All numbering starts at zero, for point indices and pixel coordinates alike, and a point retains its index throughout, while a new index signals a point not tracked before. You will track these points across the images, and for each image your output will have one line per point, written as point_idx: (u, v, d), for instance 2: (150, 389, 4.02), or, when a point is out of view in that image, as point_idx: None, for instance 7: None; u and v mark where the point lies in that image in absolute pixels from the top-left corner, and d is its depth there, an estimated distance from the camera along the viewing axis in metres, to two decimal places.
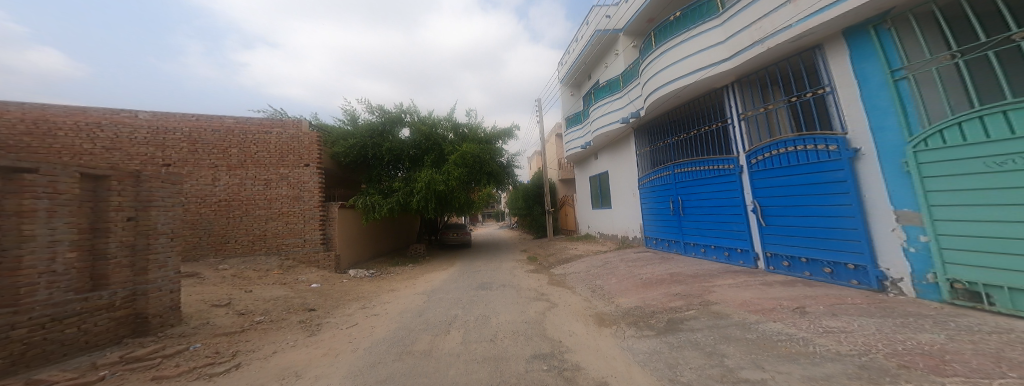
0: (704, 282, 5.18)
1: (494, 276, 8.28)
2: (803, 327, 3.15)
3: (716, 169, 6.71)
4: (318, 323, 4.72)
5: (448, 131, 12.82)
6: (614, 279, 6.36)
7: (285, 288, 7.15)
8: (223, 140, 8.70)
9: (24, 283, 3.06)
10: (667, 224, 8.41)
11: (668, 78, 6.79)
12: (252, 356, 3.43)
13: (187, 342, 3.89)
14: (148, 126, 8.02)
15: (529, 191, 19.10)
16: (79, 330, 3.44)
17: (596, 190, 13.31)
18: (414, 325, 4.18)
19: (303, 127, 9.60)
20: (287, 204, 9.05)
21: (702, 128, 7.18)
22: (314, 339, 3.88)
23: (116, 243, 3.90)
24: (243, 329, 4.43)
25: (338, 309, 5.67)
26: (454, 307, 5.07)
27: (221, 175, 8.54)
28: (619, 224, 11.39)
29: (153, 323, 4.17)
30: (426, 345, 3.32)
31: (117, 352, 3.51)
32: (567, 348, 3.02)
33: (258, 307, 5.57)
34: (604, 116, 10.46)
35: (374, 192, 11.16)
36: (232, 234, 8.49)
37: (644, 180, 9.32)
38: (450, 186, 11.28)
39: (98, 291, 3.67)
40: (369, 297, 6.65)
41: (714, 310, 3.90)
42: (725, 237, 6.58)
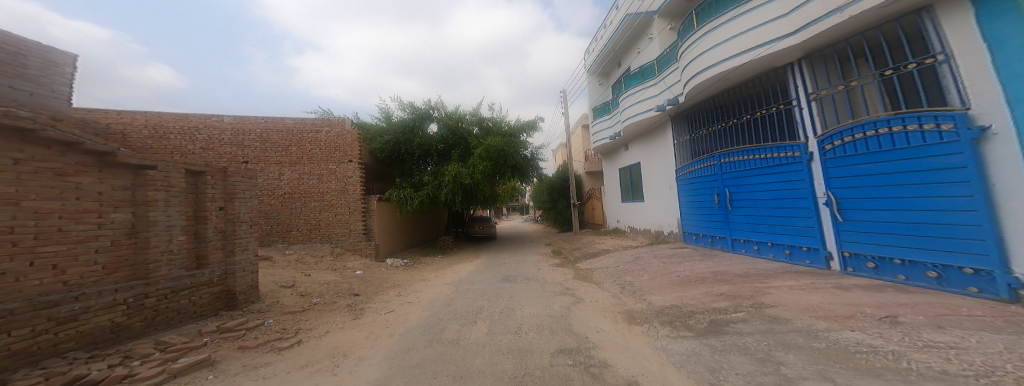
0: (758, 283, 4.73)
1: (517, 269, 8.34)
2: (896, 339, 2.73)
3: (779, 157, 6.02)
4: (362, 307, 5.17)
5: (472, 126, 12.98)
6: (647, 276, 6.07)
7: (335, 273, 7.90)
8: (285, 139, 9.69)
9: (151, 260, 3.75)
10: (711, 219, 7.76)
11: (715, 60, 6.19)
12: (310, 334, 3.85)
13: (263, 317, 4.49)
14: (231, 128, 9.20)
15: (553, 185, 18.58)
16: (190, 301, 4.15)
17: (627, 182, 12.68)
18: (448, 314, 4.34)
19: (347, 126, 10.32)
20: (335, 197, 9.89)
21: (757, 113, 6.47)
22: (359, 322, 4.25)
23: (212, 229, 4.56)
24: (305, 309, 5.00)
25: (377, 295, 6.12)
26: (482, 298, 5.21)
27: (285, 171, 9.57)
28: (654, 218, 10.72)
29: (239, 298, 4.83)
30: (454, 334, 3.46)
31: (216, 322, 4.17)
32: (593, 344, 2.97)
33: (315, 290, 6.23)
34: (636, 105, 9.85)
35: (406, 185, 11.76)
36: (294, 223, 9.52)
37: (683, 171, 8.68)
38: (475, 180, 11.45)
39: (201, 269, 4.36)
40: (403, 285, 7.10)
41: (769, 314, 3.56)
42: (787, 233, 5.93)
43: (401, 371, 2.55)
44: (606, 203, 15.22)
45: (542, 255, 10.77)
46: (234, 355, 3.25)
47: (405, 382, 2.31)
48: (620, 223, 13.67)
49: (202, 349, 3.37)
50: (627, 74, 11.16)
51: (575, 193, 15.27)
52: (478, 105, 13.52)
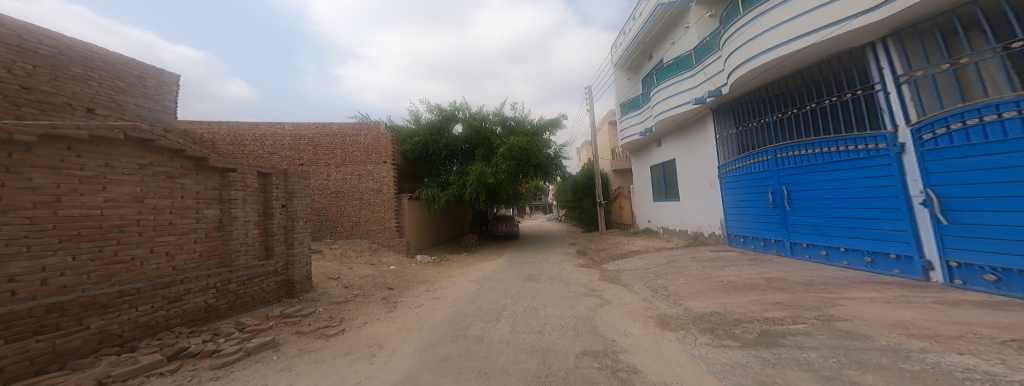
0: (828, 293, 4.23)
1: (541, 268, 8.24)
2: (1021, 363, 2.26)
3: (858, 150, 5.18)
4: (395, 300, 5.44)
5: (495, 126, 13.09)
6: (683, 280, 5.71)
7: (373, 267, 8.41)
8: (331, 143, 10.48)
9: (233, 250, 4.50)
10: (768, 219, 7.01)
11: (769, 46, 5.65)
12: (351, 323, 4.14)
13: (314, 306, 4.89)
14: (292, 134, 10.15)
15: (578, 184, 17.87)
16: (261, 287, 4.86)
17: (660, 180, 12.04)
18: (475, 310, 4.43)
19: (382, 129, 10.85)
20: (372, 196, 10.49)
21: (825, 101, 5.78)
22: (393, 315, 4.49)
23: (278, 225, 5.24)
24: (348, 300, 5.38)
25: (408, 289, 6.40)
26: (506, 296, 5.24)
27: (331, 172, 10.36)
28: (690, 218, 10.10)
29: (298, 287, 5.42)
30: (479, 331, 3.51)
31: (279, 307, 4.83)
32: (622, 348, 2.86)
33: (356, 282, 6.68)
34: (668, 100, 9.42)
35: (434, 184, 12.15)
36: (338, 220, 10.28)
37: (731, 167, 7.95)
38: (498, 179, 11.49)
39: (269, 259, 5.06)
40: (431, 281, 7.36)
41: (841, 328, 3.18)
42: (868, 237, 5.08)
43: (430, 364, 2.65)
44: (636, 202, 14.61)
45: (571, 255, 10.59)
46: (293, 339, 3.61)
47: (433, 375, 2.40)
48: (652, 223, 13.04)
49: (270, 331, 3.79)
50: (659, 67, 10.60)
51: (600, 192, 14.75)
52: (501, 104, 13.60)
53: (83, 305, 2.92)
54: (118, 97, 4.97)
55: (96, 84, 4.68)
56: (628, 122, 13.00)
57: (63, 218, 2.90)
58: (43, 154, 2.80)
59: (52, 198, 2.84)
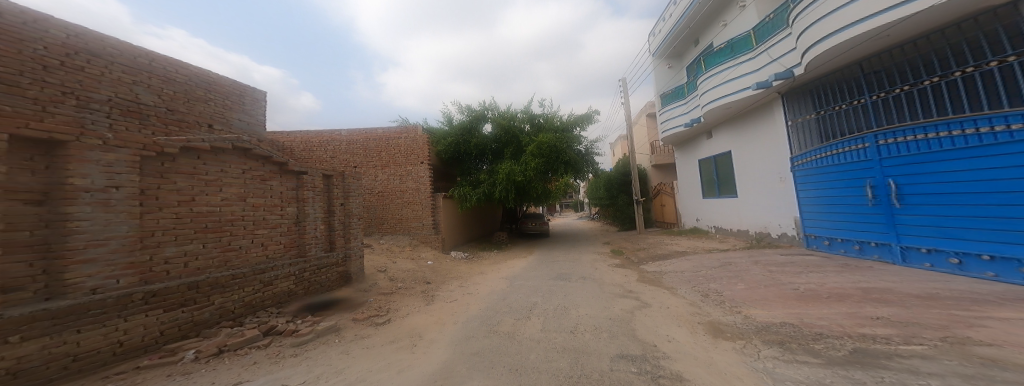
0: (967, 311, 3.34)
1: (573, 267, 8.04)
2: None
3: (1001, 131, 4.08)
4: (433, 294, 5.71)
5: (522, 124, 13.03)
6: (736, 285, 5.18)
7: (412, 262, 8.89)
8: (377, 146, 11.25)
9: (306, 241, 5.41)
10: (863, 219, 5.92)
11: (858, 15, 4.88)
12: (395, 314, 4.44)
13: (367, 296, 5.36)
14: (347, 139, 11.15)
15: (613, 181, 17.07)
16: (326, 278, 5.63)
17: (711, 176, 11.11)
18: (508, 307, 4.47)
19: (418, 131, 11.31)
20: (412, 195, 11.07)
21: (954, 75, 4.75)
22: (431, 308, 4.72)
23: (337, 221, 6.02)
24: (393, 292, 5.78)
25: (444, 284, 6.67)
26: (536, 294, 5.21)
27: (378, 173, 11.15)
28: (749, 216, 9.21)
29: (353, 278, 6.14)
30: (510, 327, 3.55)
31: (339, 295, 5.57)
32: (664, 354, 2.69)
33: (400, 275, 7.14)
34: (714, 90, 8.84)
35: (465, 183, 12.43)
36: (384, 217, 11.04)
37: (813, 157, 6.91)
38: (527, 176, 11.43)
39: (333, 251, 5.88)
40: (465, 276, 7.58)
41: (972, 352, 2.48)
42: (1016, 241, 3.94)
43: (465, 357, 2.74)
44: (678, 199, 13.75)
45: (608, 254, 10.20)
46: (350, 324, 3.99)
47: (467, 368, 2.49)
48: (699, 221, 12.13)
49: (334, 316, 4.30)
50: (708, 52, 9.77)
51: (637, 189, 14.00)
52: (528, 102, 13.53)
53: (209, 285, 3.87)
54: (227, 114, 5.43)
55: (213, 103, 5.16)
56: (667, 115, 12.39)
57: (196, 213, 3.91)
58: (183, 163, 3.83)
59: (189, 198, 3.85)
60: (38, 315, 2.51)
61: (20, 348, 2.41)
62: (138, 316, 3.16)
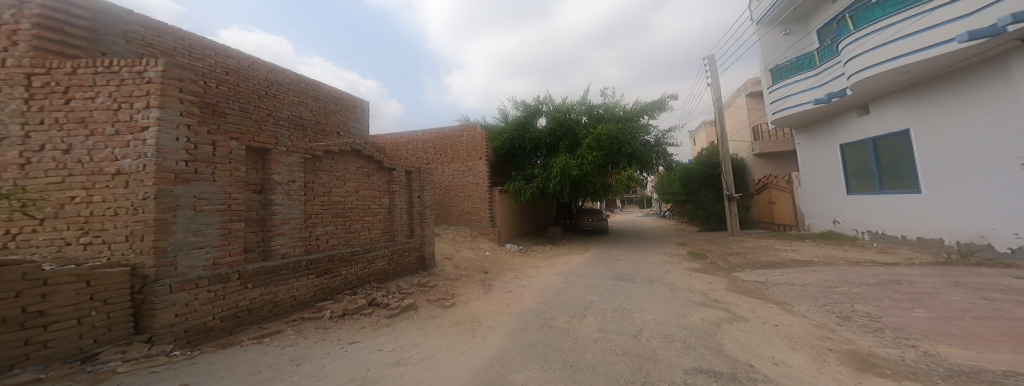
0: None
1: (634, 268, 7.38)
2: None
3: None
4: (490, 284, 5.97)
5: (577, 116, 12.42)
6: (865, 307, 4.03)
7: (471, 251, 9.41)
8: (445, 143, 12.14)
9: (396, 227, 6.25)
10: None
11: None
12: (458, 299, 4.79)
13: (438, 280, 5.94)
14: (422, 138, 12.39)
15: (693, 175, 14.76)
16: (407, 260, 6.39)
17: (862, 166, 8.63)
18: (555, 303, 4.36)
19: (478, 128, 11.75)
20: (472, 189, 11.62)
21: None
22: (489, 296, 4.95)
23: (418, 211, 6.79)
24: (458, 279, 6.26)
25: (500, 275, 6.90)
26: (586, 293, 4.94)
27: (446, 169, 12.05)
28: (945, 221, 6.77)
29: (427, 262, 6.84)
30: (565, 324, 3.48)
31: (418, 277, 6.28)
32: (762, 376, 2.28)
33: (463, 263, 7.66)
34: (864, 56, 6.91)
35: (520, 178, 12.43)
36: (451, 209, 11.94)
37: None
38: (582, 170, 10.88)
39: (414, 237, 6.66)
40: (520, 269, 7.70)
41: None
42: None
43: (519, 347, 2.79)
44: (801, 195, 11.16)
45: (680, 256, 9.01)
46: (426, 304, 4.49)
47: (521, 358, 2.54)
48: (840, 224, 9.56)
49: (415, 295, 4.89)
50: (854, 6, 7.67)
51: (731, 183, 11.96)
52: (586, 92, 12.89)
53: (338, 260, 4.88)
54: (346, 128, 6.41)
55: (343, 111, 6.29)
56: (782, 91, 10.22)
57: (332, 201, 4.98)
58: (325, 163, 4.92)
59: (327, 190, 4.91)
60: (260, 270, 3.81)
61: (251, 292, 3.70)
62: (301, 279, 4.30)
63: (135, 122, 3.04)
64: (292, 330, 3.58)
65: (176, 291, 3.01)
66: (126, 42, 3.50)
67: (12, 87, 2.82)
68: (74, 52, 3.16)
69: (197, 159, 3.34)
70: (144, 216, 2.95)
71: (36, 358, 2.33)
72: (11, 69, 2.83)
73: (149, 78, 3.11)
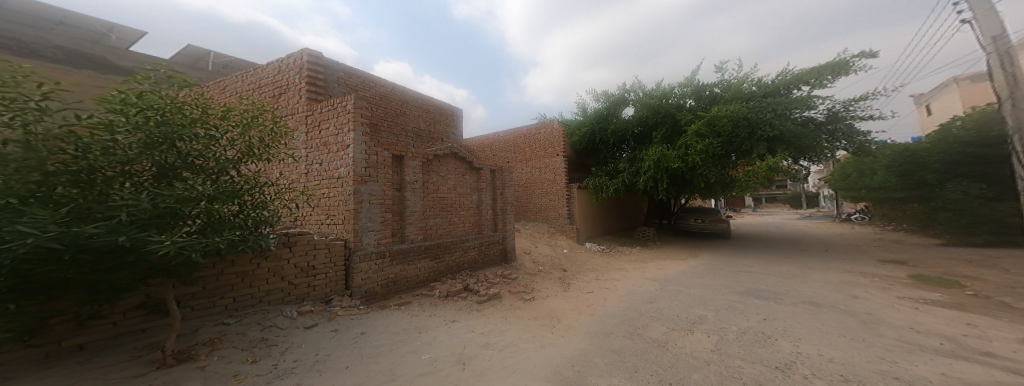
0: None
1: (743, 280, 6.18)
2: None
3: None
4: (570, 282, 5.87)
5: (676, 101, 11.06)
6: None
7: (549, 247, 9.42)
8: (522, 142, 12.48)
9: (485, 221, 6.71)
10: None
11: None
12: (539, 294, 4.85)
13: (518, 273, 6.14)
14: (503, 138, 13.05)
15: (937, 163, 8.39)
16: (492, 252, 6.79)
17: None
18: (640, 312, 4.00)
19: (555, 125, 11.63)
20: (548, 186, 11.60)
21: None
22: (569, 295, 4.88)
23: (505, 207, 7.13)
24: (536, 274, 6.39)
25: (580, 274, 6.72)
26: (676, 304, 4.40)
27: (522, 167, 12.42)
28: None
29: (509, 255, 7.13)
30: (660, 335, 3.17)
31: (502, 269, 6.60)
32: None
33: (541, 260, 7.74)
34: None
35: (601, 173, 11.75)
36: (528, 206, 12.22)
37: None
38: (694, 161, 9.29)
39: (500, 231, 7.03)
40: (602, 270, 7.34)
41: None
42: None
43: (604, 351, 2.69)
44: None
45: (815, 270, 7.09)
46: (512, 295, 4.69)
47: (606, 363, 2.44)
48: None
49: (501, 286, 5.19)
50: None
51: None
52: (694, 71, 11.28)
53: (444, 247, 5.57)
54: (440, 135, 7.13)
55: (443, 119, 7.12)
56: None
57: (442, 197, 5.72)
58: (435, 165, 5.62)
59: (437, 187, 5.62)
60: (401, 250, 4.74)
61: (395, 268, 4.62)
62: (422, 262, 5.09)
63: (342, 141, 4.21)
64: (416, 303, 4.25)
65: (361, 261, 4.18)
66: (340, 86, 5.30)
67: (302, 123, 4.67)
68: (318, 96, 4.80)
69: (372, 165, 4.36)
70: (348, 207, 4.13)
71: (311, 296, 3.79)
72: (301, 112, 4.70)
73: (348, 108, 4.18)
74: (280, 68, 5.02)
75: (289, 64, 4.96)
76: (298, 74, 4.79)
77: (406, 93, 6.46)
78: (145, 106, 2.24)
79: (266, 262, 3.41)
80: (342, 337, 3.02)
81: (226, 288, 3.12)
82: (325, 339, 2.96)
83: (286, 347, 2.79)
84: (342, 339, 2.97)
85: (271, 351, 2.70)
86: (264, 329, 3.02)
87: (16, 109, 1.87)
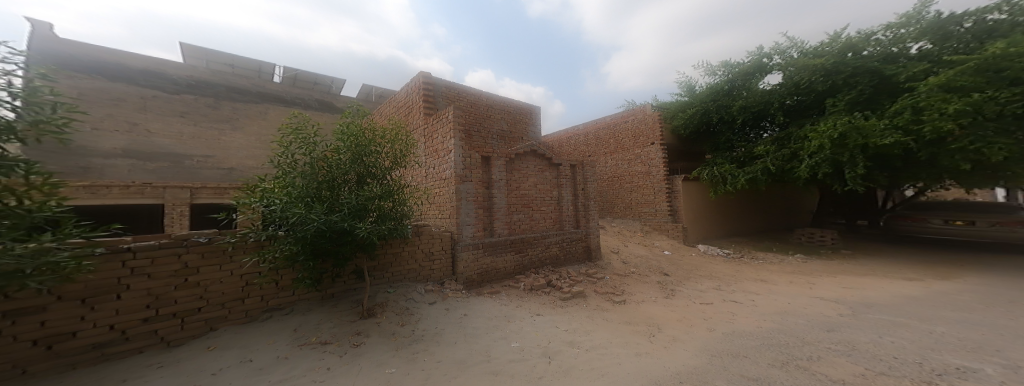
0: None
1: (972, 312, 4.00)
2: None
3: None
4: (674, 289, 5.10)
5: (886, 50, 7.85)
6: None
7: (646, 249, 8.33)
8: (607, 134, 11.60)
9: (568, 217, 6.47)
10: None
11: None
12: (631, 297, 4.43)
13: (604, 273, 5.74)
14: (588, 131, 12.37)
15: None
16: (575, 249, 6.45)
17: None
18: (783, 337, 3.10)
19: (649, 109, 10.19)
20: (641, 178, 10.30)
21: None
22: (673, 303, 4.26)
23: (590, 203, 6.73)
24: (626, 275, 5.88)
25: (690, 281, 5.71)
26: (831, 333, 3.24)
27: (607, 160, 11.52)
28: None
29: (593, 254, 6.67)
30: (839, 375, 2.36)
31: (586, 267, 6.24)
32: None
33: (632, 261, 7.01)
34: None
35: (723, 161, 9.60)
36: (615, 201, 11.20)
37: None
38: (936, 129, 6.23)
39: (584, 227, 6.65)
40: (726, 279, 6.03)
41: None
42: None
43: (730, 375, 2.24)
44: None
45: None
46: (614, 297, 4.36)
47: None
48: None
49: (600, 285, 4.98)
50: None
51: None
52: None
53: (527, 242, 5.66)
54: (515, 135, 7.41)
55: (519, 121, 7.40)
56: None
57: (530, 193, 5.89)
58: (520, 163, 5.78)
59: (522, 183, 5.78)
60: (493, 242, 5.16)
61: (489, 258, 5.10)
62: (507, 255, 5.32)
63: (447, 146, 4.92)
64: (505, 293, 4.50)
65: (461, 250, 4.76)
66: (446, 101, 6.20)
67: (423, 133, 5.60)
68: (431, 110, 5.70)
69: (468, 166, 4.91)
70: (454, 203, 4.79)
71: (433, 277, 4.54)
72: (421, 124, 5.66)
73: (448, 118, 4.86)
74: (408, 92, 6.23)
75: (410, 89, 6.15)
76: (416, 94, 5.86)
77: (491, 98, 6.96)
78: (349, 133, 3.19)
79: (406, 246, 4.29)
80: (450, 317, 3.51)
81: (388, 264, 4.16)
82: (439, 316, 3.52)
83: (418, 317, 3.45)
84: (450, 318, 3.47)
85: (407, 318, 3.40)
86: (407, 300, 3.80)
87: (308, 145, 3.12)
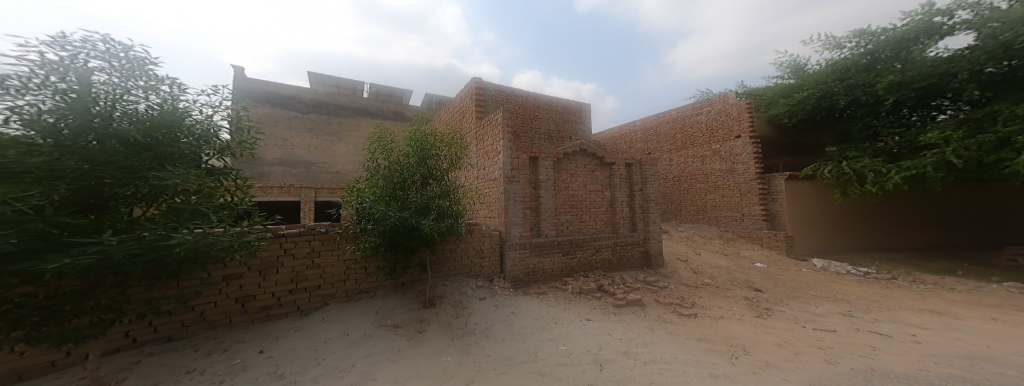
0: None
1: None
2: None
3: None
4: (766, 307, 4.44)
5: None
6: None
7: (726, 258, 7.38)
8: (674, 130, 10.61)
9: (625, 220, 6.12)
10: None
11: None
12: (706, 312, 3.99)
13: (667, 282, 5.28)
14: (648, 127, 11.48)
15: None
16: (632, 254, 6.06)
17: None
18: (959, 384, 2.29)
19: (730, 99, 9.04)
20: (721, 178, 9.17)
21: None
22: (767, 324, 3.72)
23: (650, 205, 6.25)
24: (699, 287, 5.31)
25: (792, 301, 4.85)
26: None
27: (673, 158, 10.53)
28: None
29: (654, 261, 6.18)
30: None
31: (643, 274, 5.82)
32: None
33: (706, 271, 6.31)
34: None
35: (861, 152, 7.90)
36: (683, 203, 10.21)
37: None
38: None
39: (644, 230, 6.21)
40: (852, 303, 4.94)
41: None
42: None
43: None
44: None
45: None
46: (686, 310, 3.95)
47: None
48: None
49: (676, 296, 4.57)
50: None
51: None
52: None
53: (576, 244, 5.51)
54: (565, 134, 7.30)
55: (571, 119, 7.26)
56: None
57: (580, 193, 5.72)
58: (570, 163, 5.64)
59: (571, 183, 5.63)
60: (540, 243, 5.14)
61: (537, 258, 5.08)
62: (554, 256, 5.24)
63: (496, 148, 5.07)
64: (551, 295, 4.42)
65: (507, 248, 4.84)
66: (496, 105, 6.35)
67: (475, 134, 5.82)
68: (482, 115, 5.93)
69: (516, 167, 4.97)
70: (502, 203, 4.92)
71: (483, 274, 4.72)
72: (473, 127, 5.93)
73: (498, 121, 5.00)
74: (462, 99, 6.55)
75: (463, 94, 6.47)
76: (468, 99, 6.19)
77: (539, 98, 6.95)
78: (416, 137, 3.48)
79: (460, 242, 4.53)
80: (498, 313, 3.60)
81: (445, 259, 4.42)
82: (486, 312, 3.63)
83: (470, 311, 3.63)
84: (498, 315, 3.55)
85: (459, 311, 3.60)
86: (459, 294, 4.01)
87: (384, 148, 3.48)
